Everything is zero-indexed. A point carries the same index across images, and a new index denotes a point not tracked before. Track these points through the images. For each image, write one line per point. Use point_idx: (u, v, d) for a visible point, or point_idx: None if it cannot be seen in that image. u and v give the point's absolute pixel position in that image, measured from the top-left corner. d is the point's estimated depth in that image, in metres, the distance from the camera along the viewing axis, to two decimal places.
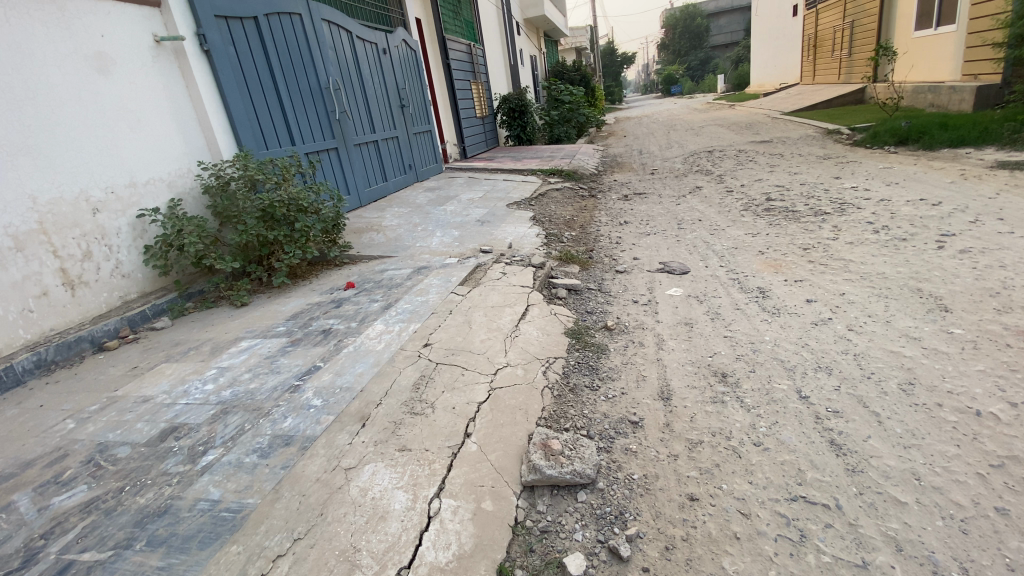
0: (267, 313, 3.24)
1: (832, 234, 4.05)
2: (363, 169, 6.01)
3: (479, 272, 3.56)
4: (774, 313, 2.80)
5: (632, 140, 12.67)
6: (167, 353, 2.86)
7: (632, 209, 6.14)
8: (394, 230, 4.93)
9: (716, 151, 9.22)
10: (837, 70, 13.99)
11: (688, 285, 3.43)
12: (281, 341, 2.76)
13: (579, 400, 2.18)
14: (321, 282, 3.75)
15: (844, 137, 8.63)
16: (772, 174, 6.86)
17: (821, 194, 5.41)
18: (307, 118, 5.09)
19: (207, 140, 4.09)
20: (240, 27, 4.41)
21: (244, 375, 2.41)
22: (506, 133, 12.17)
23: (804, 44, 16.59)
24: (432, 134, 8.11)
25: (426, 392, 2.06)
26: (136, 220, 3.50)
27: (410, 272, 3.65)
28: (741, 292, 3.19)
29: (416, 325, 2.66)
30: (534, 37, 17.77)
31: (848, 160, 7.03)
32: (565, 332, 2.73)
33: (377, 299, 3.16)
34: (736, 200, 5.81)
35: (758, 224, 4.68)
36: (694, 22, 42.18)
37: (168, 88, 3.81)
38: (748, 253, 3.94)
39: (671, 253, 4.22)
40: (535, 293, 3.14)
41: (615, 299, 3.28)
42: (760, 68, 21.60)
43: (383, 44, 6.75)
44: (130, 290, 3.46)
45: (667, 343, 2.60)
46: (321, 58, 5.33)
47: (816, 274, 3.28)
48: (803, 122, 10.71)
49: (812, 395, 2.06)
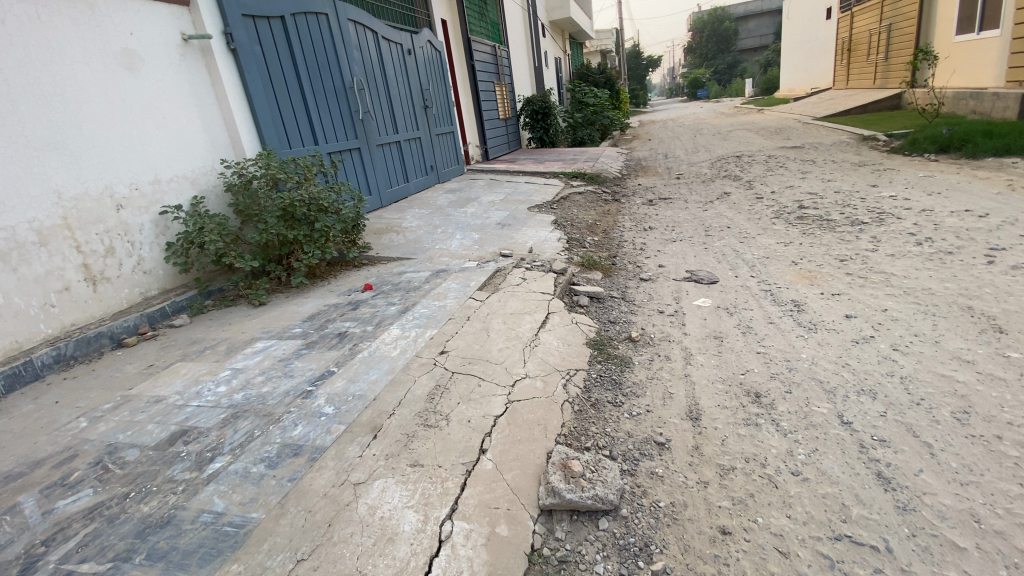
0: (284, 314, 3.19)
1: (871, 245, 3.85)
2: (385, 170, 5.99)
3: (499, 276, 3.47)
4: (810, 329, 2.64)
5: (657, 144, 12.45)
6: (183, 352, 2.84)
7: (657, 214, 5.98)
8: (414, 231, 4.87)
9: (744, 156, 8.97)
10: (873, 74, 13.54)
11: (717, 296, 3.28)
12: (296, 342, 2.70)
13: (601, 417, 2.06)
14: (339, 282, 3.71)
15: (881, 144, 8.32)
16: (805, 181, 6.62)
17: (857, 203, 5.19)
18: (330, 117, 5.08)
19: (231, 138, 4.09)
20: (267, 27, 4.41)
21: (257, 378, 2.35)
22: (529, 135, 12.08)
23: (837, 48, 16.13)
24: (454, 135, 8.08)
25: (441, 403, 1.97)
26: (158, 216, 3.50)
27: (429, 275, 3.58)
28: (774, 305, 3.03)
29: (433, 330, 2.57)
30: (559, 39, 17.66)
31: (884, 168, 6.75)
32: (587, 342, 2.62)
33: (394, 302, 3.09)
34: (767, 207, 5.60)
35: (790, 233, 4.49)
36: (723, 24, 41.51)
37: (195, 86, 3.82)
38: (780, 263, 3.77)
39: (698, 262, 4.06)
40: (556, 301, 3.03)
41: (639, 309, 3.15)
42: (791, 72, 21.09)
43: (408, 45, 6.73)
44: (151, 286, 3.47)
45: (695, 358, 2.47)
46: (346, 58, 5.32)
47: (855, 288, 3.10)
48: (836, 128, 10.38)
49: (856, 421, 1.90)
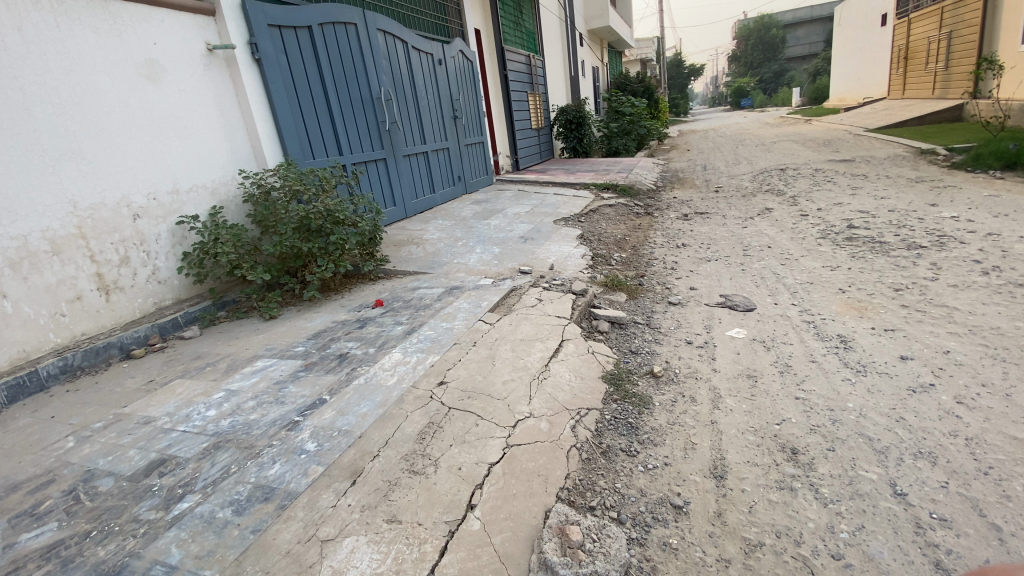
0: (291, 330, 3.09)
1: (930, 273, 3.45)
2: (410, 180, 5.91)
3: (514, 296, 3.28)
4: (858, 372, 2.33)
5: (696, 155, 12.02)
6: (185, 368, 2.77)
7: (691, 230, 5.66)
8: (435, 244, 4.75)
9: (789, 170, 8.49)
10: (931, 84, 12.72)
11: (752, 326, 2.98)
12: (295, 363, 2.58)
13: (611, 469, 1.83)
14: (352, 297, 3.59)
15: (940, 158, 7.71)
16: (855, 197, 6.16)
17: (914, 224, 4.75)
18: (356, 127, 5.03)
19: (253, 148, 4.07)
20: (293, 37, 4.41)
21: (248, 402, 2.23)
22: (563, 144, 11.90)
23: (892, 56, 15.29)
24: (484, 145, 7.97)
25: (431, 445, 1.79)
26: (175, 226, 3.49)
27: (442, 293, 3.42)
28: (816, 340, 2.72)
29: (435, 357, 2.40)
30: (598, 48, 17.45)
31: (945, 185, 6.20)
32: (602, 376, 2.39)
33: (401, 322, 2.93)
34: (812, 225, 5.22)
35: (836, 256, 4.12)
36: (769, 32, 40.30)
37: (218, 96, 3.83)
38: (824, 290, 3.43)
39: (734, 285, 3.75)
40: (573, 326, 2.82)
41: (665, 338, 2.90)
42: (842, 82, 20.15)
43: (439, 54, 6.68)
44: (165, 296, 3.45)
45: (724, 401, 2.20)
46: (373, 68, 5.28)
47: (911, 324, 2.75)
48: (890, 141, 9.73)
49: (912, 492, 1.61)
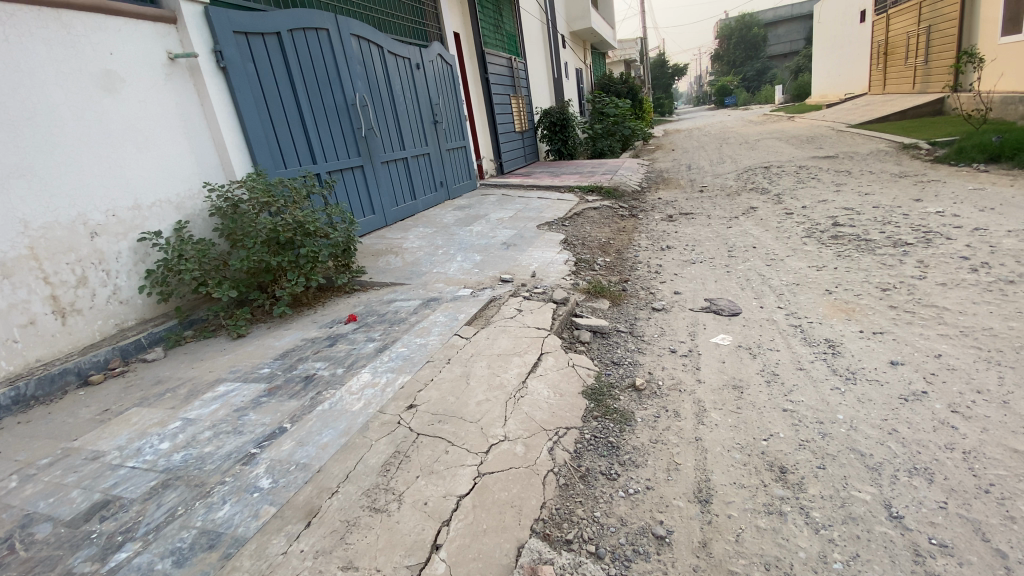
0: (258, 349, 2.95)
1: (918, 271, 3.38)
2: (390, 188, 5.78)
3: (493, 307, 3.16)
4: (847, 380, 2.24)
5: (681, 154, 11.99)
6: (144, 394, 2.62)
7: (676, 231, 5.59)
8: (414, 253, 4.61)
9: (773, 167, 8.47)
10: (911, 79, 12.82)
11: (738, 332, 2.88)
12: (259, 387, 2.43)
13: (590, 495, 1.71)
14: (325, 312, 3.45)
15: (923, 152, 7.72)
16: (839, 194, 6.13)
17: (899, 220, 4.70)
18: (330, 135, 4.89)
19: (221, 159, 3.92)
20: (261, 44, 4.26)
21: (205, 433, 2.09)
22: (547, 147, 11.83)
23: (873, 52, 15.41)
24: (466, 150, 7.86)
25: (395, 478, 1.66)
26: (137, 243, 3.33)
27: (418, 305, 3.29)
28: (804, 345, 2.63)
29: (406, 377, 2.26)
30: (580, 50, 17.43)
31: (928, 179, 6.19)
32: (582, 392, 2.27)
33: (373, 338, 2.80)
34: (797, 224, 5.16)
35: (822, 256, 4.05)
36: (751, 31, 40.69)
37: (181, 106, 3.67)
38: (811, 292, 3.35)
39: (719, 288, 3.66)
40: (552, 338, 2.70)
41: (648, 347, 2.79)
42: (823, 79, 20.32)
43: (417, 59, 6.55)
44: (128, 317, 3.29)
45: (709, 416, 2.09)
46: (347, 74, 5.15)
47: (900, 327, 2.67)
48: (872, 136, 9.76)
49: (908, 515, 1.52)
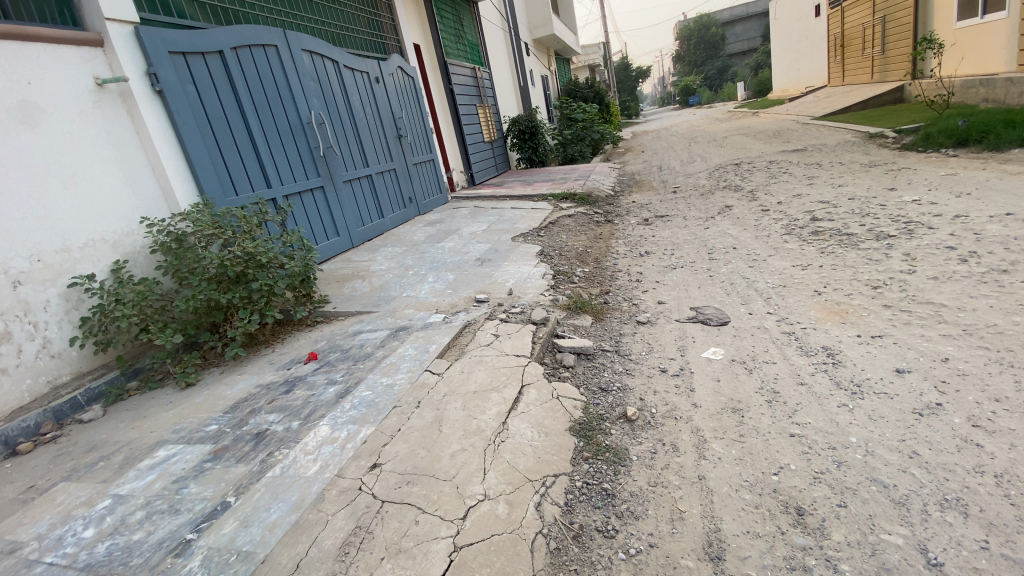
0: (206, 401, 2.65)
1: (906, 265, 3.27)
2: (354, 207, 5.50)
3: (467, 333, 2.91)
4: (854, 395, 2.06)
5: (651, 155, 11.96)
6: (74, 465, 2.29)
7: (654, 235, 5.44)
8: (382, 276, 4.33)
9: (744, 164, 8.44)
10: (869, 69, 13.10)
11: (730, 344, 2.69)
12: (204, 449, 2.14)
13: (586, 560, 1.48)
14: (284, 351, 3.16)
15: (890, 140, 7.79)
16: (812, 187, 6.09)
17: (877, 211, 4.64)
18: (285, 156, 4.61)
19: (163, 190, 3.61)
20: (202, 63, 3.97)
21: (136, 514, 1.79)
22: (518, 155, 11.66)
23: (829, 45, 15.76)
24: (434, 163, 7.62)
25: (356, 564, 1.41)
26: (68, 289, 2.98)
27: (386, 336, 3.01)
28: (802, 356, 2.45)
29: (369, 429, 2.00)
30: (545, 57, 17.41)
31: (899, 168, 6.20)
32: (570, 429, 2.04)
33: (335, 381, 2.52)
34: (775, 220, 5.06)
35: (805, 253, 3.92)
36: (709, 31, 41.54)
37: (114, 135, 3.35)
38: (799, 294, 3.20)
39: (704, 295, 3.48)
40: (533, 366, 2.45)
41: (637, 367, 2.57)
42: (782, 73, 20.75)
43: (376, 72, 6.30)
44: (61, 372, 2.94)
45: (711, 448, 1.88)
46: (300, 91, 4.87)
47: (900, 328, 2.53)
48: (838, 127, 9.86)
49: (948, 560, 1.33)
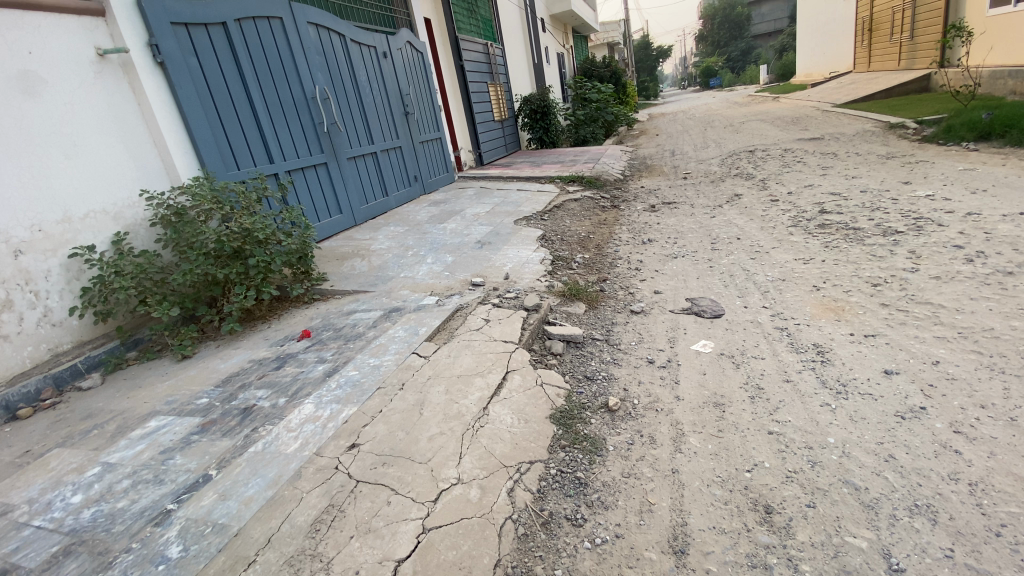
0: (200, 374, 2.71)
1: (910, 263, 3.20)
2: (358, 185, 5.49)
3: (459, 317, 2.91)
4: (838, 395, 2.05)
5: (666, 139, 11.74)
6: (69, 431, 2.36)
7: (658, 222, 5.38)
8: (381, 256, 4.34)
9: (758, 151, 8.26)
10: (896, 56, 12.65)
11: (721, 337, 2.67)
12: (193, 422, 2.20)
13: (552, 547, 1.50)
14: (279, 327, 3.19)
15: (911, 131, 7.57)
16: (825, 178, 5.95)
17: (888, 205, 4.54)
18: (288, 131, 4.59)
19: (164, 163, 3.63)
20: (205, 35, 3.93)
21: (123, 482, 1.86)
22: (529, 135, 11.51)
23: (857, 29, 15.21)
24: (442, 142, 7.55)
25: (325, 541, 1.45)
26: (69, 259, 3.03)
27: (379, 317, 3.03)
28: (791, 352, 2.43)
29: (352, 409, 2.02)
30: (562, 34, 17.03)
31: (916, 161, 6.03)
32: (550, 416, 2.05)
33: (324, 360, 2.55)
34: (783, 211, 4.97)
35: (809, 247, 3.85)
36: (734, 10, 40.22)
37: (115, 107, 3.36)
38: (797, 289, 3.15)
39: (701, 286, 3.45)
40: (520, 352, 2.46)
41: (625, 357, 2.57)
42: (806, 58, 20.13)
43: (384, 47, 6.20)
44: (62, 340, 3.01)
45: (689, 441, 1.88)
46: (305, 66, 4.83)
47: (894, 329, 2.50)
48: (859, 116, 9.57)
49: (910, 567, 1.34)
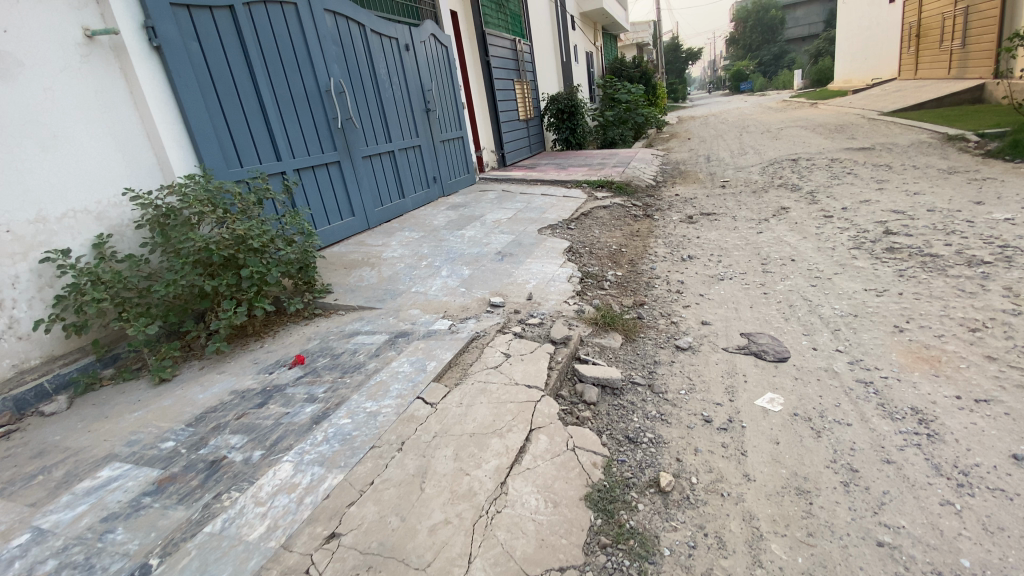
0: (174, 405, 2.34)
1: (1011, 303, 2.69)
2: (372, 185, 5.12)
3: (476, 348, 2.49)
4: (961, 489, 1.58)
5: (697, 144, 11.17)
6: (14, 474, 2.01)
7: (697, 236, 4.89)
8: (392, 266, 3.95)
9: (801, 160, 7.68)
10: (947, 64, 11.87)
11: (791, 391, 2.20)
12: (150, 477, 1.82)
13: None
14: (271, 348, 2.81)
15: (972, 144, 6.93)
16: (882, 193, 5.39)
17: (964, 228, 3.99)
18: (299, 126, 4.24)
19: (158, 158, 3.28)
20: (209, 18, 3.59)
21: (47, 564, 1.48)
22: (555, 136, 11.06)
23: (903, 34, 14.43)
24: (464, 140, 7.15)
25: None
26: (40, 264, 2.69)
27: (383, 342, 2.62)
28: (885, 419, 1.95)
29: (336, 478, 1.61)
30: (591, 32, 16.54)
31: (984, 177, 5.43)
32: (586, 497, 1.62)
33: (314, 399, 2.14)
34: (840, 230, 4.44)
35: (879, 275, 3.34)
36: (769, 12, 39.09)
37: (103, 94, 3.01)
38: (875, 329, 2.66)
39: (757, 318, 2.97)
40: (548, 403, 2.03)
41: (674, 412, 2.12)
42: (845, 64, 19.26)
43: (407, 39, 5.82)
44: (30, 356, 2.67)
45: (772, 553, 1.43)
46: (320, 57, 4.47)
47: (1013, 393, 2.00)
48: (910, 125, 8.90)
49: None
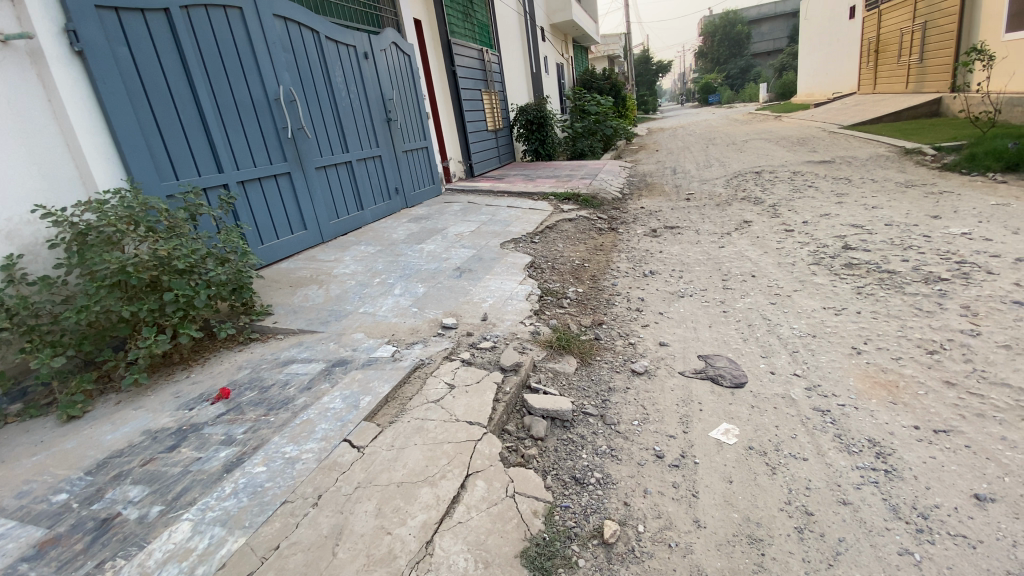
0: (77, 449, 2.09)
1: (967, 323, 2.66)
2: (327, 197, 4.91)
3: (419, 378, 2.32)
4: (920, 535, 1.49)
5: (666, 155, 11.25)
6: None
7: (661, 251, 4.83)
8: (342, 283, 3.75)
9: (765, 173, 7.77)
10: (903, 79, 12.31)
11: (747, 421, 2.10)
12: (31, 539, 1.59)
13: None
14: (196, 379, 2.57)
15: (928, 158, 7.11)
16: (842, 207, 5.44)
17: (921, 243, 4.01)
18: (244, 136, 4.02)
19: (80, 170, 3.02)
20: (141, 21, 3.36)
21: None
22: (524, 146, 11.00)
23: (862, 50, 14.94)
24: (428, 151, 6.99)
25: None
26: None
27: (319, 372, 2.43)
28: (841, 453, 1.85)
29: (237, 543, 1.43)
30: (562, 44, 16.64)
31: (940, 191, 5.54)
32: (523, 553, 1.46)
33: (231, 441, 1.93)
34: (801, 244, 4.43)
35: (838, 292, 3.31)
36: (735, 27, 40.23)
37: (16, 103, 2.74)
38: (832, 351, 2.59)
39: (715, 339, 2.88)
40: (489, 441, 1.87)
41: (624, 447, 1.98)
42: (808, 78, 19.86)
43: (366, 47, 5.66)
44: None
45: None
46: (268, 63, 4.26)
47: (971, 423, 1.93)
48: (869, 139, 9.14)
49: None
